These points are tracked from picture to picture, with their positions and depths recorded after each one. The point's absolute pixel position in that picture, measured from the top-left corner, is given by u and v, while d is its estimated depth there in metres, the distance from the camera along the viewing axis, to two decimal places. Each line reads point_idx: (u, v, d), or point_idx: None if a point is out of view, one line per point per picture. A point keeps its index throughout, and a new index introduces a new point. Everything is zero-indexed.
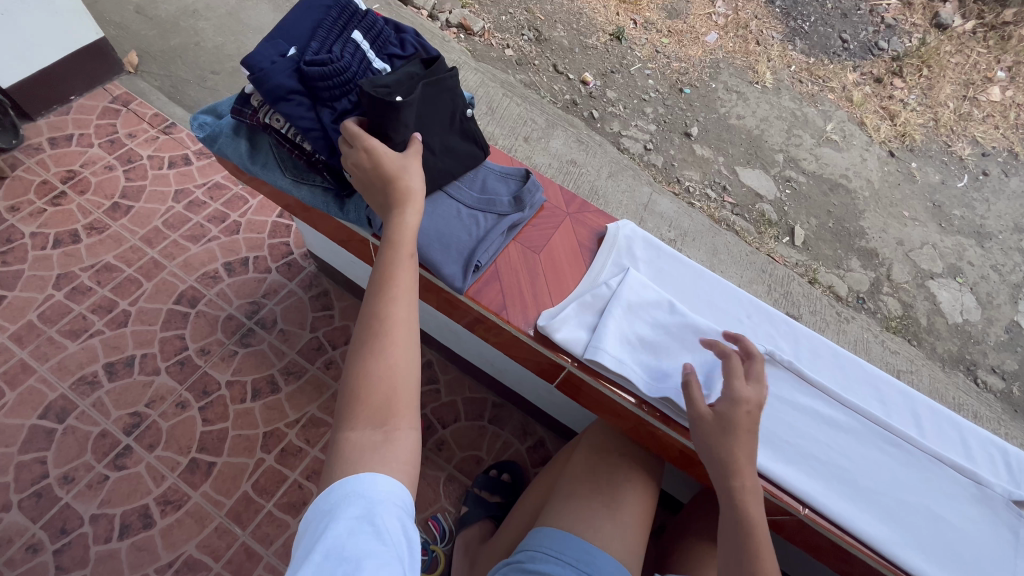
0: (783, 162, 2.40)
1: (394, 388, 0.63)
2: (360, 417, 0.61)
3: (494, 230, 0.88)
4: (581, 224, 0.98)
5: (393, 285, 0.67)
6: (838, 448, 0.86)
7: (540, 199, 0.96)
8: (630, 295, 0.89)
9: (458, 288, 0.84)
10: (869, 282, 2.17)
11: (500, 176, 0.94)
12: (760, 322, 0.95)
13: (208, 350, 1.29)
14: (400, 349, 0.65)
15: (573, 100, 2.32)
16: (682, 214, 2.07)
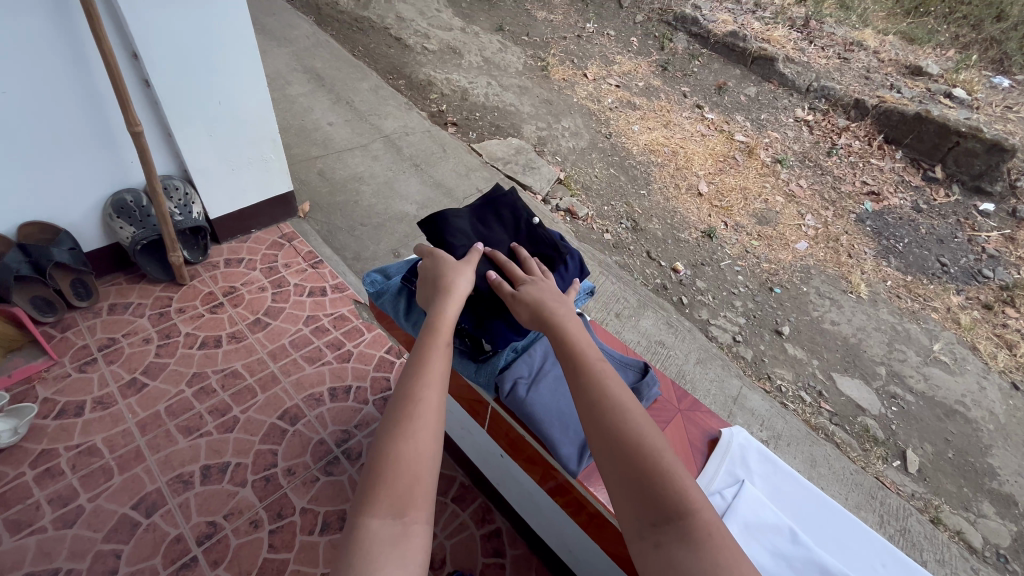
0: (885, 375, 2.27)
1: (414, 472, 0.66)
2: (377, 498, 0.63)
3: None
4: (693, 422, 0.98)
5: (429, 372, 0.74)
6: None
7: (656, 392, 0.98)
8: (746, 511, 0.84)
9: (572, 470, 0.84)
10: (1010, 536, 1.83)
11: (619, 365, 0.99)
12: (898, 575, 0.84)
13: (294, 471, 1.33)
14: (428, 433, 0.69)
15: (664, 285, 2.46)
16: (775, 415, 1.97)
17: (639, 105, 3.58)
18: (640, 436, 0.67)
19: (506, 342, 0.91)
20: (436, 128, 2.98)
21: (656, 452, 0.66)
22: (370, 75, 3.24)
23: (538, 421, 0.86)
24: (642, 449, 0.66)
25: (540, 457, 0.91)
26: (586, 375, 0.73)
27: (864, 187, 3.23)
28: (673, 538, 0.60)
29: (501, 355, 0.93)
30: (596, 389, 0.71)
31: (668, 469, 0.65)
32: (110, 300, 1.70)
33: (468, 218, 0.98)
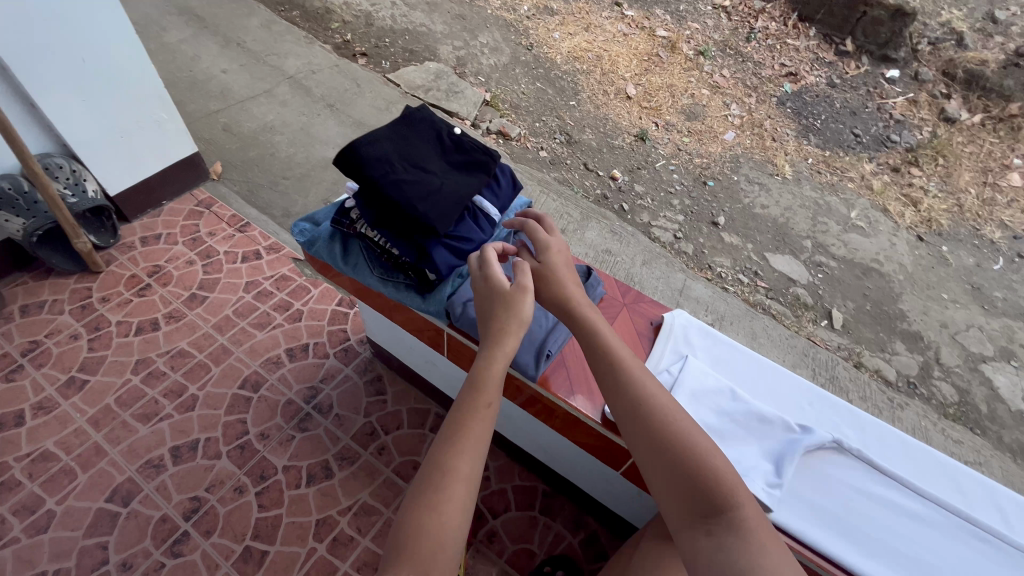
0: (811, 247, 2.47)
1: (442, 544, 0.64)
2: (406, 568, 0.61)
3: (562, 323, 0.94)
4: (638, 313, 1.04)
5: (467, 436, 0.71)
6: (925, 544, 0.80)
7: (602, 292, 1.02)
8: (691, 381, 0.92)
9: (532, 375, 0.89)
10: (918, 366, 2.12)
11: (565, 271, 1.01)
12: (821, 409, 0.96)
13: (268, 435, 1.33)
14: (458, 499, 0.67)
15: (604, 194, 2.49)
16: (718, 299, 2.10)
17: (556, 9, 3.40)
18: (707, 483, 0.67)
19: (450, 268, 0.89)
20: (346, 62, 2.73)
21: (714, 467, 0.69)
22: (257, 8, 2.87)
23: None
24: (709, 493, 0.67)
25: None
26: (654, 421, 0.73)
27: (783, 70, 3.28)
28: (725, 527, 0.64)
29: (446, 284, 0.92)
30: (664, 437, 0.72)
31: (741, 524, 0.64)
32: (20, 301, 1.55)
33: (389, 138, 0.88)
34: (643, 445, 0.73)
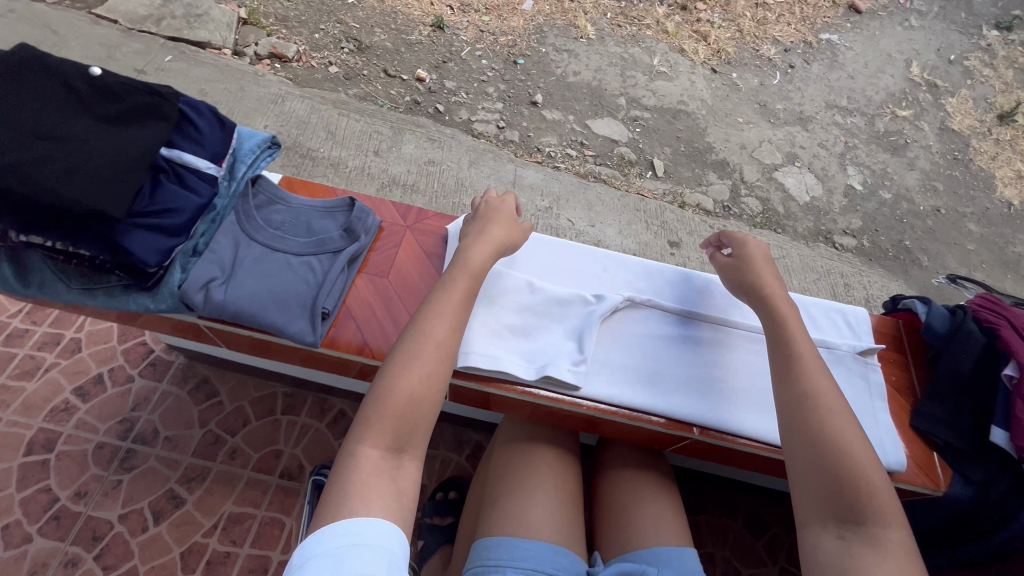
0: (626, 104, 2.53)
1: (414, 406, 0.74)
2: (381, 433, 0.72)
3: (332, 270, 0.87)
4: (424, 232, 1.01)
5: (432, 316, 0.80)
6: (714, 360, 0.95)
7: (373, 223, 0.98)
8: (488, 288, 0.93)
9: (311, 340, 0.81)
10: (728, 190, 2.38)
11: (325, 213, 0.95)
12: (616, 272, 1.04)
13: (86, 491, 1.12)
14: (424, 369, 0.77)
15: (414, 100, 2.27)
16: (551, 180, 2.10)
17: None
18: (858, 473, 0.76)
19: (165, 250, 0.78)
20: (23, 1, 2.02)
21: (858, 463, 0.76)
22: None
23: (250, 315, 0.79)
24: (850, 469, 0.76)
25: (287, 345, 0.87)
26: (826, 396, 0.82)
27: None
28: (862, 543, 0.71)
29: (172, 269, 0.81)
30: (824, 409, 0.80)
31: (867, 511, 0.73)
32: None
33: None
34: (802, 410, 0.82)
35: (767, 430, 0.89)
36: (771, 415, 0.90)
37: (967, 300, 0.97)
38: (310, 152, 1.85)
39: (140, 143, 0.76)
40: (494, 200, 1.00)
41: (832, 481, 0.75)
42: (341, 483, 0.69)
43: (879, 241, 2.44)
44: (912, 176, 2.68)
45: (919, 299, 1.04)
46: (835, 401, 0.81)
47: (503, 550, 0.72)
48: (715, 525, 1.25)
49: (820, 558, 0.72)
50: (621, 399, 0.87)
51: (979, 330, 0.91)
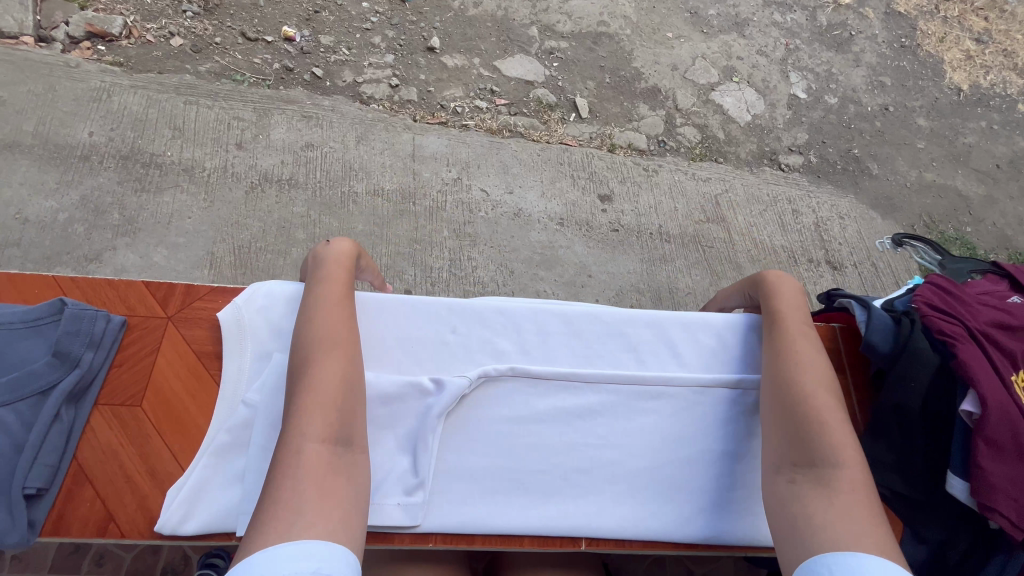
0: (539, 35, 2.18)
1: (342, 399, 0.71)
2: (318, 428, 0.68)
3: (35, 426, 0.72)
4: (188, 326, 0.85)
5: (341, 313, 0.79)
6: (588, 443, 0.85)
7: (108, 328, 0.80)
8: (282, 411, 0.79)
9: (19, 535, 0.69)
10: (662, 122, 2.12)
11: (27, 330, 0.77)
12: (466, 333, 0.89)
13: None
14: (348, 365, 0.75)
15: (285, 66, 1.86)
16: (457, 145, 1.82)
17: None
18: (821, 417, 0.75)
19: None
20: None
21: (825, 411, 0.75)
22: None
23: None
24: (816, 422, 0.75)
25: None
26: (798, 360, 0.82)
27: None
28: (812, 481, 0.70)
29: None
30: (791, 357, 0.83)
31: (830, 458, 0.71)
32: None
33: None
34: (775, 377, 0.82)
35: (626, 519, 0.82)
36: (648, 501, 0.83)
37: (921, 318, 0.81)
38: (154, 159, 1.52)
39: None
40: (326, 253, 0.85)
41: (800, 426, 0.75)
42: (274, 492, 0.62)
43: (827, 154, 2.26)
44: (858, 74, 2.46)
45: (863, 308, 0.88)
46: (805, 361, 0.81)
47: None
48: None
49: (780, 501, 0.71)
50: (480, 524, 0.79)
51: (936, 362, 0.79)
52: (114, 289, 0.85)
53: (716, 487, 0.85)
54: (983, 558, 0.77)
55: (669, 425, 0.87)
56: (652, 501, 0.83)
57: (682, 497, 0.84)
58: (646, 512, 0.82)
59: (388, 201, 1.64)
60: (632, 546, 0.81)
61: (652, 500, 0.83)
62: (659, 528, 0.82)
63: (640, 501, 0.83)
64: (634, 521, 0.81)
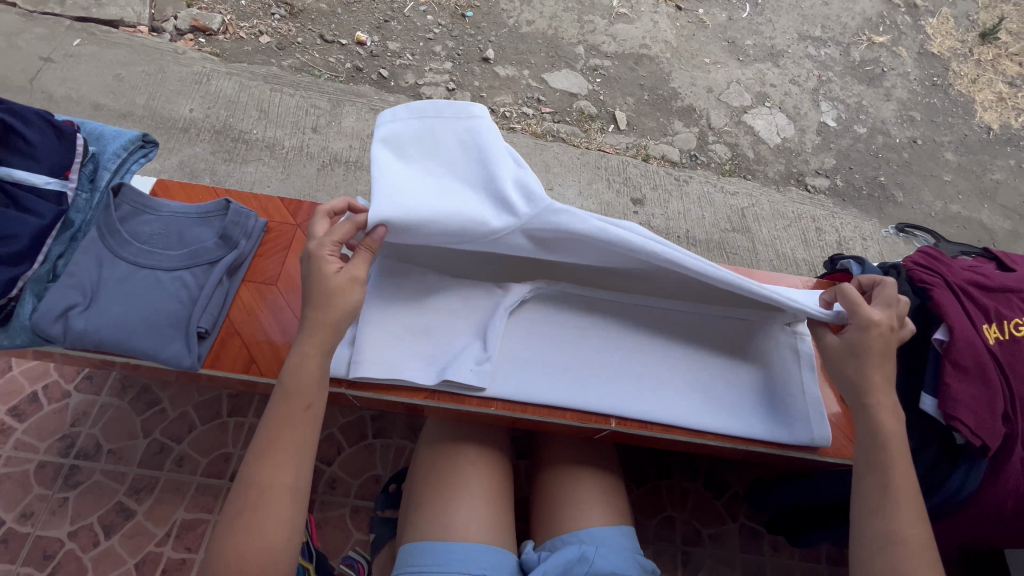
0: (585, 53, 2.36)
1: (279, 489, 0.65)
2: (257, 517, 0.64)
3: (204, 285, 0.72)
4: (317, 230, 0.87)
5: (293, 380, 0.69)
6: (629, 343, 0.87)
7: (258, 225, 0.81)
8: (390, 280, 0.85)
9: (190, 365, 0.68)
10: (694, 138, 2.27)
11: (198, 219, 0.77)
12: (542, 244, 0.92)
13: (33, 512, 1.10)
14: (294, 442, 0.68)
15: (356, 66, 2.08)
16: (505, 143, 2.01)
17: None
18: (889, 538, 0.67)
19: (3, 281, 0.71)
20: None
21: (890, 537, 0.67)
22: None
23: (111, 342, 0.65)
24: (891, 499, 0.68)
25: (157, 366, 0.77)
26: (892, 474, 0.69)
27: None
28: None
29: (24, 297, 0.73)
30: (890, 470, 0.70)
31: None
32: None
33: None
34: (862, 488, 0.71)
35: (685, 414, 0.83)
36: (699, 399, 0.85)
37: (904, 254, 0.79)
38: (242, 135, 1.74)
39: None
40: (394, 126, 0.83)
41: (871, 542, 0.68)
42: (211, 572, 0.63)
43: (854, 179, 2.36)
44: (888, 108, 2.56)
45: (851, 256, 0.85)
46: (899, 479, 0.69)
47: (430, 555, 0.68)
48: (674, 488, 1.23)
49: None
50: (532, 397, 0.82)
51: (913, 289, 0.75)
52: (256, 199, 0.89)
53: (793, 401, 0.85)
54: (947, 466, 0.69)
55: (729, 340, 0.88)
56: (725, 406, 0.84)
57: (762, 408, 0.84)
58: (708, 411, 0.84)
59: None
60: (683, 437, 0.83)
61: (703, 402, 0.85)
62: (712, 424, 0.83)
63: (687, 397, 0.84)
64: (692, 416, 0.83)
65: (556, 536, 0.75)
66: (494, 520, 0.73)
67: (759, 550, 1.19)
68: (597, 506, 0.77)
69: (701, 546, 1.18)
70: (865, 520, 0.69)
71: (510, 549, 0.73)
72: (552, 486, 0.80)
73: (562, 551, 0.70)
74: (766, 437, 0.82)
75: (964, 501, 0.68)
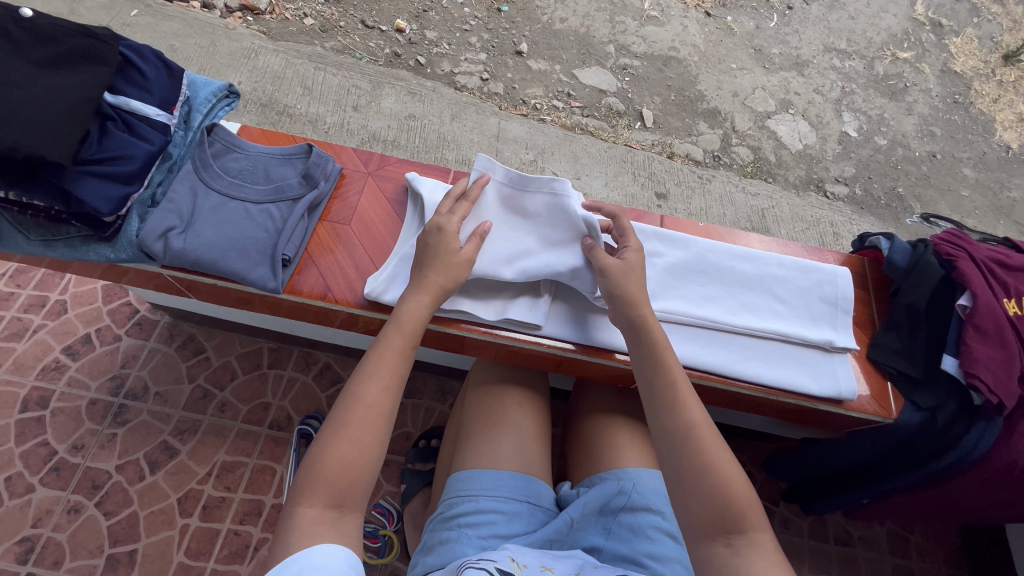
0: (615, 52, 2.32)
1: (375, 411, 0.66)
2: (349, 435, 0.64)
3: (291, 217, 0.77)
4: (386, 179, 0.91)
5: (406, 316, 0.72)
6: (682, 285, 0.84)
7: (335, 168, 0.86)
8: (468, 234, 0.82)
9: (273, 288, 0.73)
10: (719, 140, 2.26)
11: (282, 159, 0.82)
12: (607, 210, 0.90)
13: (82, 444, 1.16)
14: (396, 372, 0.69)
15: (394, 52, 2.09)
16: (535, 132, 2.06)
17: None
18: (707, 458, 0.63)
19: (120, 198, 0.69)
20: None
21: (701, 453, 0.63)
22: None
23: (206, 263, 0.71)
24: (740, 518, 0.60)
25: (234, 289, 0.79)
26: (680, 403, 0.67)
27: None
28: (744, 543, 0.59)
29: (129, 218, 0.73)
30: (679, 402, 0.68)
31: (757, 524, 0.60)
32: None
33: None
34: (661, 423, 0.67)
35: (751, 367, 0.79)
36: (750, 349, 0.81)
37: (930, 232, 0.85)
38: (287, 109, 1.86)
39: (79, 88, 0.67)
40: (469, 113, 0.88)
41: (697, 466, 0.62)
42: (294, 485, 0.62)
43: (872, 189, 2.31)
44: (910, 121, 2.48)
45: (880, 232, 0.90)
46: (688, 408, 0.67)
47: (476, 481, 0.74)
48: None
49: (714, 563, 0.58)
50: (583, 336, 0.81)
51: (939, 262, 0.80)
52: (329, 148, 0.93)
53: (843, 364, 0.81)
54: (966, 423, 0.73)
55: (788, 291, 0.85)
56: (784, 361, 0.81)
57: (818, 367, 0.81)
58: (775, 365, 0.80)
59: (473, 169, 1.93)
60: (748, 390, 0.79)
61: (752, 351, 0.81)
62: (761, 372, 0.79)
63: (735, 345, 0.81)
64: (757, 370, 0.79)
65: (595, 474, 0.80)
66: (536, 458, 0.79)
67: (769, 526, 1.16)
68: (633, 449, 0.82)
69: None
70: (681, 451, 0.64)
71: (549, 485, 0.79)
72: (591, 433, 0.86)
73: (599, 487, 0.76)
74: (817, 391, 0.78)
75: (978, 458, 0.73)
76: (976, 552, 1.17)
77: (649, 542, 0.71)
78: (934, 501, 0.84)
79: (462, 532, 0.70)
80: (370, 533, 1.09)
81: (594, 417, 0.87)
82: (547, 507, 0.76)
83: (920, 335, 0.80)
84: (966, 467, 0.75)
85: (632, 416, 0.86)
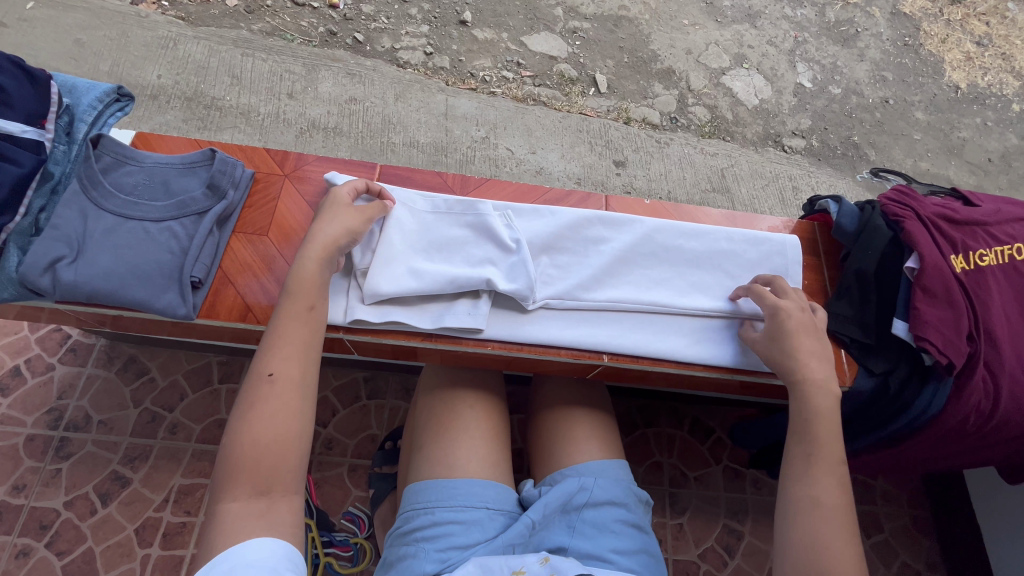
0: (564, 15, 2.22)
1: (281, 383, 0.63)
2: (260, 413, 0.61)
3: (197, 234, 0.71)
4: (306, 181, 0.84)
5: (302, 283, 0.69)
6: (627, 270, 0.82)
7: (245, 173, 0.79)
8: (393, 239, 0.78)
9: (186, 314, 0.68)
10: (675, 101, 2.20)
11: (183, 169, 0.75)
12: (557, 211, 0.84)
13: (24, 484, 1.09)
14: (300, 343, 0.66)
15: (329, 30, 1.94)
16: (486, 108, 1.97)
17: None
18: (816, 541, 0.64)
19: None
20: None
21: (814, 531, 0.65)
22: None
23: (107, 296, 0.65)
24: None
25: (152, 318, 0.74)
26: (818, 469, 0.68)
27: None
28: None
29: (7, 250, 0.68)
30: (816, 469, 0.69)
31: None
32: None
33: None
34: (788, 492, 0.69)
35: (700, 351, 0.80)
36: (696, 330, 0.81)
37: (878, 192, 0.83)
38: (215, 102, 1.73)
39: None
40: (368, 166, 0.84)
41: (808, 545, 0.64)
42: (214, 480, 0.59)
43: (829, 139, 2.30)
44: (863, 68, 2.46)
45: (829, 196, 0.88)
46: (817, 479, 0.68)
47: (430, 492, 0.71)
48: (661, 435, 1.22)
49: None
50: (528, 335, 0.78)
51: (886, 224, 0.79)
52: (241, 151, 0.86)
53: None
54: (918, 385, 0.74)
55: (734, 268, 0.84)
56: (729, 341, 0.81)
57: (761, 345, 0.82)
58: (720, 346, 0.81)
59: (424, 152, 1.84)
60: (700, 372, 0.80)
61: (701, 333, 0.81)
62: (710, 354, 0.80)
63: (685, 329, 0.81)
64: (705, 353, 0.80)
65: (556, 471, 0.78)
66: (494, 462, 0.76)
67: (740, 489, 1.19)
68: (591, 443, 0.80)
69: (687, 487, 1.18)
70: (794, 528, 0.66)
71: (509, 486, 0.76)
72: (549, 427, 0.83)
73: (560, 485, 0.73)
74: (753, 363, 0.80)
75: (931, 418, 0.74)
76: (938, 494, 1.21)
77: (614, 537, 0.70)
78: (895, 458, 0.85)
79: (419, 547, 0.68)
80: (341, 542, 1.06)
81: (551, 411, 0.85)
82: (508, 510, 0.73)
83: (870, 302, 0.79)
84: (924, 426, 0.75)
85: (588, 408, 0.85)
